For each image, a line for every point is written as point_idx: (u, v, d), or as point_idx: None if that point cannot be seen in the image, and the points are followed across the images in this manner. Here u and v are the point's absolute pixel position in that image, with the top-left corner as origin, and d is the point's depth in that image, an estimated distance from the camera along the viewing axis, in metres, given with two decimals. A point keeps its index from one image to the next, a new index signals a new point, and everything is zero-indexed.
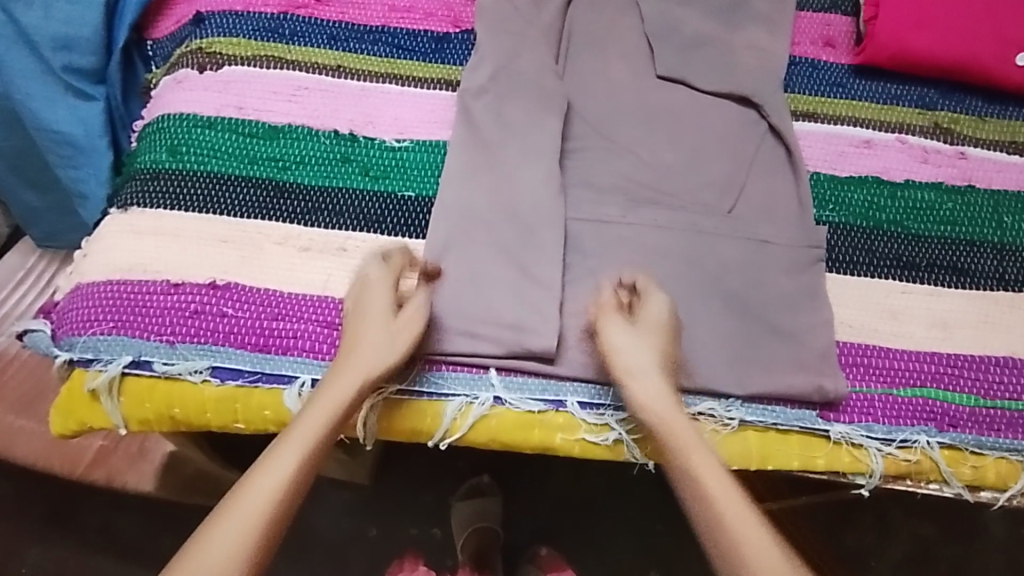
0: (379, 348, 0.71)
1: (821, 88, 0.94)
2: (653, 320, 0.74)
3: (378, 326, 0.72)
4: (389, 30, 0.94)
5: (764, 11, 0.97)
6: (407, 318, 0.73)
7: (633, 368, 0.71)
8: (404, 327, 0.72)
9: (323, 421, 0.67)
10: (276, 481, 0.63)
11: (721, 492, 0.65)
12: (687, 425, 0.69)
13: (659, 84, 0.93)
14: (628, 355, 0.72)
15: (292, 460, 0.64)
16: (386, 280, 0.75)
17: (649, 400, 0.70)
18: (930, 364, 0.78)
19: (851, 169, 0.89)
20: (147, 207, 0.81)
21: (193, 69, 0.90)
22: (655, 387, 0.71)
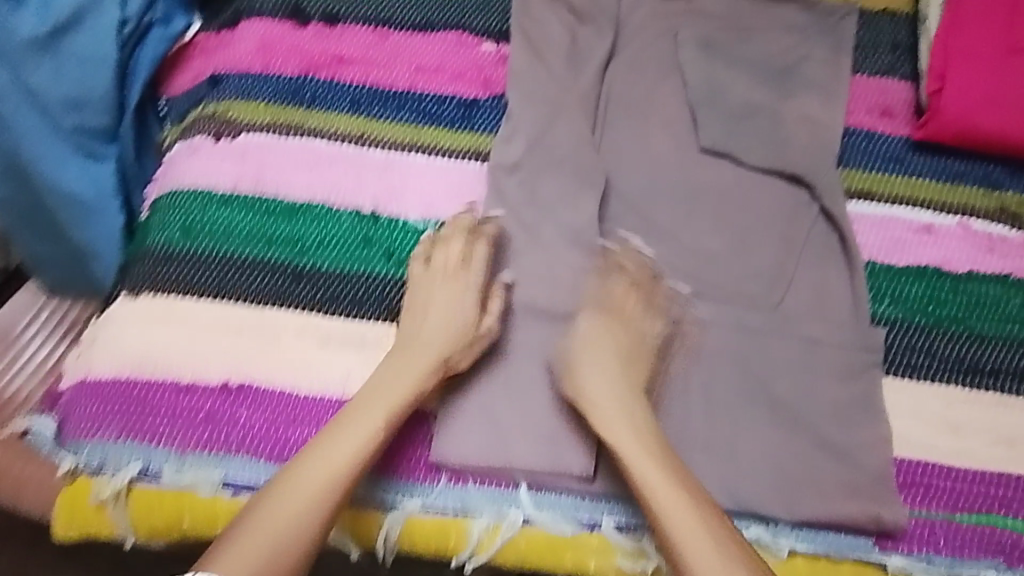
0: (408, 370, 0.71)
1: (879, 163, 0.88)
2: (610, 332, 0.76)
3: (411, 355, 0.72)
4: (415, 93, 0.89)
5: (817, 78, 0.90)
6: (437, 348, 0.72)
7: (586, 389, 0.72)
8: (422, 363, 0.71)
9: (395, 392, 0.69)
10: (304, 495, 0.63)
11: (684, 522, 0.64)
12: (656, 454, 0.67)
13: (703, 157, 0.87)
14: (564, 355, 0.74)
15: (321, 476, 0.64)
16: (445, 298, 0.75)
17: (609, 424, 0.70)
18: (996, 488, 0.72)
19: (909, 259, 0.83)
20: (158, 293, 0.76)
21: (208, 136, 0.85)
22: (612, 414, 0.70)
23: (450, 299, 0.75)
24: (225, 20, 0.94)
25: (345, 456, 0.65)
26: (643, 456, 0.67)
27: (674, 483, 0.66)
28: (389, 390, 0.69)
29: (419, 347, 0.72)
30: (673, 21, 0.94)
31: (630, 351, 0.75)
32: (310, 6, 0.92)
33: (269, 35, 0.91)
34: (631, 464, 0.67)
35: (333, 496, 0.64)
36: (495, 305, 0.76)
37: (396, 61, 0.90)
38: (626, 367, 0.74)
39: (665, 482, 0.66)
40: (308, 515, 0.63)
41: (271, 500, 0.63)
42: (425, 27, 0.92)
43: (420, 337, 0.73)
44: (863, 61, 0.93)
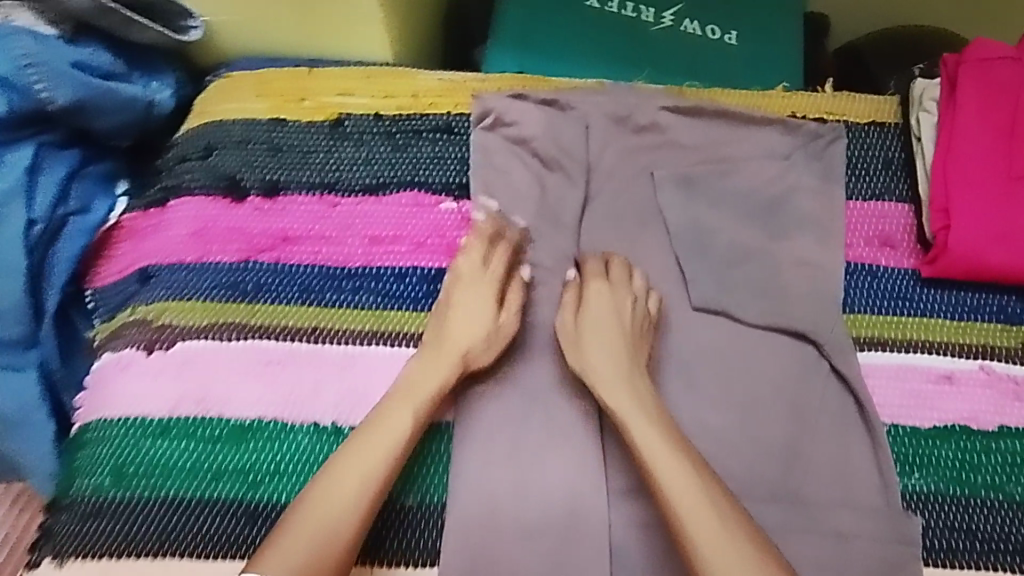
0: (434, 365, 0.71)
1: (885, 302, 0.80)
2: (616, 308, 0.74)
3: (433, 353, 0.72)
4: (372, 270, 0.80)
5: (809, 212, 0.83)
6: (459, 345, 0.72)
7: (595, 363, 0.71)
8: (449, 356, 0.72)
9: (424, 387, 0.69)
10: (336, 502, 0.62)
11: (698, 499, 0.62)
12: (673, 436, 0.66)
13: (696, 316, 0.78)
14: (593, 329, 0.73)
15: (354, 478, 0.63)
16: (470, 295, 0.75)
17: (631, 408, 0.68)
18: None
19: (933, 416, 0.75)
20: (88, 557, 0.66)
21: (139, 348, 0.75)
22: (620, 384, 0.70)
23: (475, 296, 0.75)
24: (153, 198, 0.84)
25: (373, 458, 0.64)
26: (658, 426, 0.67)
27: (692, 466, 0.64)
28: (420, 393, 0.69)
29: (452, 349, 0.72)
30: (645, 158, 0.86)
31: (635, 326, 0.74)
32: (245, 177, 0.83)
33: (202, 215, 0.81)
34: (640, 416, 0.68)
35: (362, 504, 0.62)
36: (512, 302, 0.76)
37: (348, 233, 0.81)
38: (631, 341, 0.73)
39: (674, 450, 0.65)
40: (346, 520, 0.61)
41: (297, 513, 0.61)
42: (376, 189, 0.84)
43: (437, 336, 0.73)
44: (855, 183, 0.86)
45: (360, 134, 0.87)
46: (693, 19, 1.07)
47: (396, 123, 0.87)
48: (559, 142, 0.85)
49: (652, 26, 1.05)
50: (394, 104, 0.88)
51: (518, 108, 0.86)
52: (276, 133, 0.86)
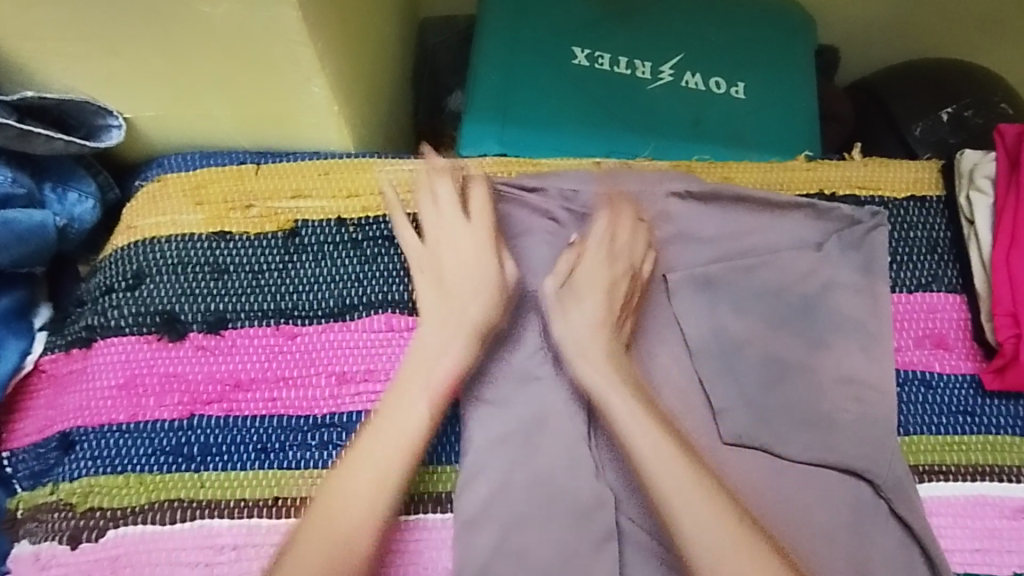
0: (442, 333, 0.67)
1: (945, 418, 0.69)
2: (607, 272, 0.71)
3: (444, 313, 0.68)
4: (342, 419, 0.67)
5: (851, 312, 0.71)
6: (455, 284, 0.69)
7: (584, 323, 0.68)
8: (457, 317, 0.68)
9: (440, 351, 0.66)
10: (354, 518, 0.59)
11: (698, 517, 0.59)
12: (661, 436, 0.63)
13: (730, 455, 0.67)
14: (585, 300, 0.69)
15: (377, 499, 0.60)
16: (465, 248, 0.70)
17: (636, 412, 0.64)
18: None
19: (1011, 562, 0.65)
20: None
21: (62, 540, 0.62)
22: (621, 373, 0.67)
23: (470, 254, 0.70)
24: (73, 337, 0.70)
25: (392, 470, 0.61)
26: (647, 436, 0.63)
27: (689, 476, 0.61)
28: (408, 399, 0.64)
29: (444, 294, 0.69)
30: (658, 257, 0.74)
31: (611, 280, 0.71)
32: (185, 310, 0.70)
33: (135, 360, 0.68)
34: (639, 419, 0.64)
35: (379, 515, 0.59)
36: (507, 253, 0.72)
37: (311, 371, 0.68)
38: (615, 308, 0.70)
39: (668, 458, 0.62)
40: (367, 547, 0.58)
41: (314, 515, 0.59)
42: (343, 313, 0.71)
43: (445, 292, 0.69)
44: (900, 271, 0.74)
45: (320, 245, 0.73)
46: (694, 71, 0.94)
47: (361, 230, 0.74)
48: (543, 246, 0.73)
49: (649, 83, 0.92)
50: (359, 205, 0.75)
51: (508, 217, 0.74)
52: (219, 252, 0.73)
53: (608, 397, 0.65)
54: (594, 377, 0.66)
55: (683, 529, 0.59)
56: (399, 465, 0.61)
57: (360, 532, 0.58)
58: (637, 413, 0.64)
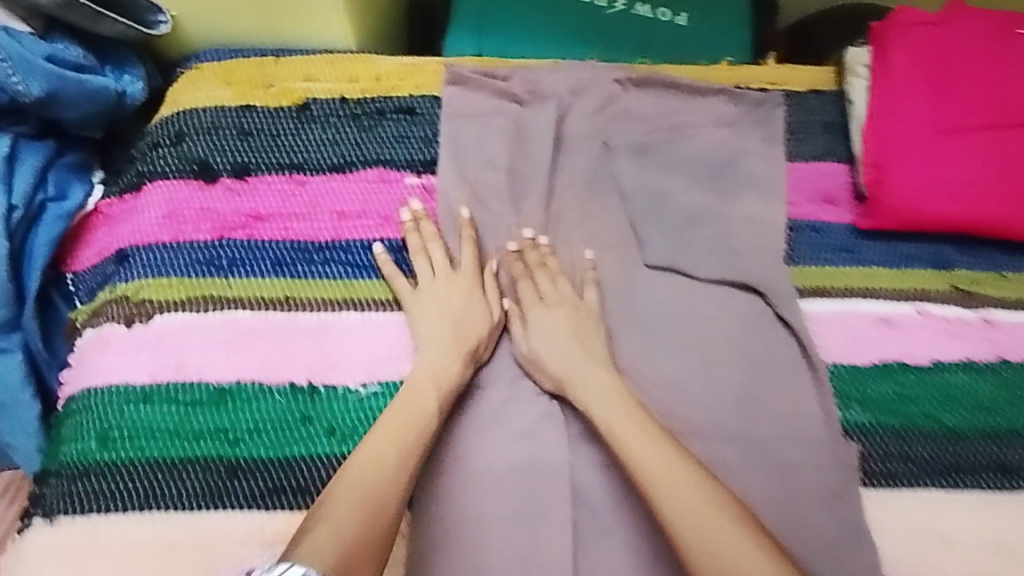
0: (446, 355, 0.75)
1: (828, 255, 0.86)
2: (563, 306, 0.78)
3: (443, 341, 0.75)
4: (341, 244, 0.84)
5: (757, 173, 0.88)
6: (471, 338, 0.77)
7: (543, 354, 0.76)
8: (459, 346, 0.76)
9: (439, 363, 0.74)
10: (371, 482, 0.64)
11: (688, 494, 0.63)
12: (654, 442, 0.67)
13: (652, 275, 0.83)
14: (552, 330, 0.77)
15: (391, 459, 0.66)
16: (455, 296, 0.79)
17: (588, 398, 0.72)
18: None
19: (875, 356, 0.80)
20: (78, 514, 0.70)
21: (120, 323, 0.78)
22: (581, 366, 0.74)
23: (459, 298, 0.79)
24: (126, 184, 0.87)
25: (409, 432, 0.68)
26: (649, 445, 0.67)
27: (689, 479, 0.64)
28: (416, 408, 0.70)
29: (450, 322, 0.77)
30: (602, 129, 0.90)
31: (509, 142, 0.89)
32: (217, 160, 0.87)
33: (176, 200, 0.85)
34: (603, 413, 0.71)
35: (396, 483, 0.65)
36: (492, 291, 0.81)
37: (317, 210, 0.85)
38: (581, 324, 0.78)
39: (666, 472, 0.64)
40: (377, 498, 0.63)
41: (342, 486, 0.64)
42: (343, 167, 0.88)
43: (449, 331, 0.76)
44: (796, 146, 0.92)
45: (327, 117, 0.90)
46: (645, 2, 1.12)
47: (360, 105, 0.91)
48: (536, 277, 0.81)
49: (605, 10, 1.10)
50: (359, 88, 0.92)
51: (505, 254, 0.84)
52: (245, 119, 0.89)
53: (604, 417, 0.70)
54: (599, 413, 0.71)
55: (674, 514, 0.62)
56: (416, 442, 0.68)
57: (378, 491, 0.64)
58: (585, 397, 0.72)
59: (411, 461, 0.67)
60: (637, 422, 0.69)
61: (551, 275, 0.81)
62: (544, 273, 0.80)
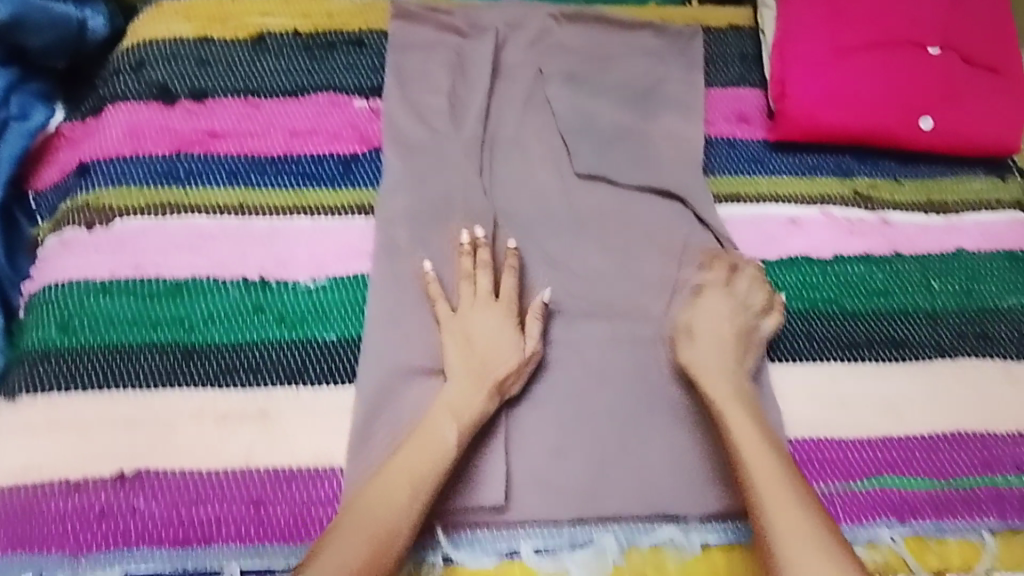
0: (472, 395, 0.72)
1: (742, 166, 0.94)
2: (728, 310, 0.80)
3: (470, 377, 0.73)
4: (292, 157, 0.89)
5: (677, 95, 0.96)
6: (495, 370, 0.74)
7: (701, 360, 0.77)
8: (484, 382, 0.73)
9: (465, 404, 0.72)
10: (387, 512, 0.65)
11: (787, 525, 0.65)
12: (756, 440, 0.70)
13: (582, 183, 0.90)
14: (717, 338, 0.78)
15: (405, 491, 0.67)
16: (488, 325, 0.76)
17: (726, 410, 0.73)
18: (924, 447, 0.78)
19: (782, 251, 0.88)
20: (38, 393, 0.73)
21: (81, 227, 0.82)
22: (724, 380, 0.75)
23: (494, 329, 0.76)
24: (89, 109, 0.93)
25: (419, 463, 0.68)
26: (759, 454, 0.69)
27: (796, 506, 0.66)
28: (434, 442, 0.69)
29: (477, 356, 0.75)
30: (537, 57, 0.98)
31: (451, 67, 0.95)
32: (176, 86, 0.93)
33: (137, 120, 0.90)
34: (720, 409, 0.73)
35: (407, 516, 0.66)
36: (533, 329, 0.78)
37: (271, 129, 0.91)
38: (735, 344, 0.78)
39: (774, 482, 0.67)
40: (389, 524, 0.65)
41: (353, 515, 0.65)
42: (295, 92, 0.94)
43: (478, 364, 0.74)
44: (713, 75, 1.00)
45: (280, 48, 0.97)
46: None
47: (312, 38, 0.98)
48: (720, 292, 0.81)
49: None
50: (311, 23, 0.99)
51: (504, 235, 0.86)
52: (203, 50, 0.96)
53: (736, 434, 0.71)
54: (726, 408, 0.73)
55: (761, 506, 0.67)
56: (428, 470, 0.68)
57: (389, 520, 0.65)
58: (726, 409, 0.73)
59: (420, 485, 0.67)
60: (752, 420, 0.72)
61: (730, 268, 0.83)
62: (719, 286, 0.82)
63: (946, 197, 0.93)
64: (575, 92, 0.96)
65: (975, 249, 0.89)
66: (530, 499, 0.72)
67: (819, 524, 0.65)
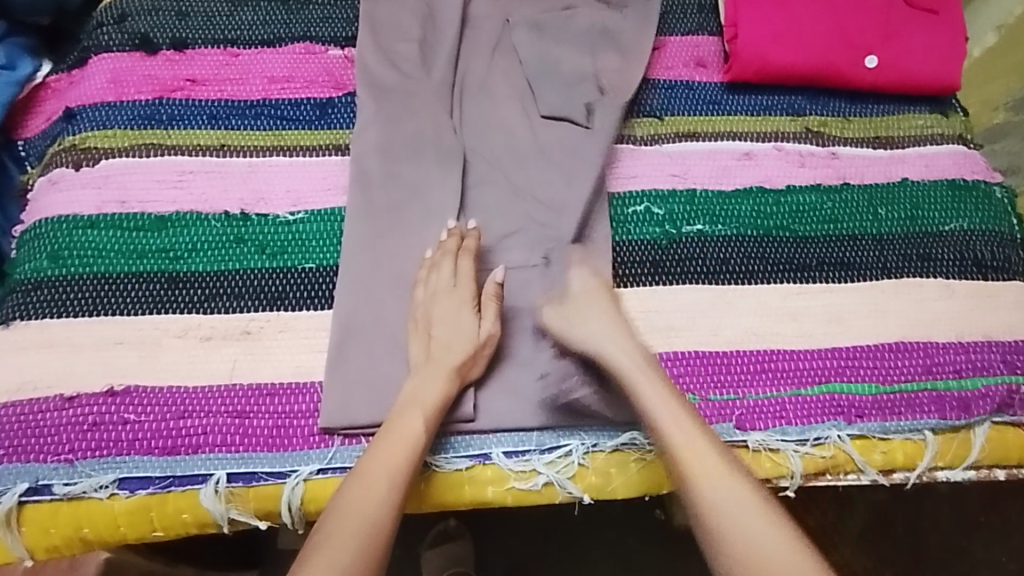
0: (431, 382, 0.73)
1: (699, 107, 0.99)
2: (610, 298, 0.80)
3: (429, 366, 0.74)
4: (271, 102, 0.93)
5: (637, 40, 1.01)
6: (450, 354, 0.75)
7: (587, 336, 0.76)
8: (442, 366, 0.74)
9: (424, 393, 0.72)
10: (366, 504, 0.65)
11: (716, 492, 0.65)
12: (676, 415, 0.70)
13: (547, 123, 0.95)
14: (592, 322, 0.76)
15: (383, 482, 0.66)
16: (447, 309, 0.77)
17: (633, 382, 0.73)
18: (868, 355, 0.82)
19: (737, 182, 0.93)
20: (31, 319, 0.77)
21: (68, 167, 0.86)
22: (617, 353, 0.74)
23: (456, 313, 0.77)
24: (73, 60, 0.95)
25: (397, 455, 0.68)
26: (677, 427, 0.69)
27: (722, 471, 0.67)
28: (403, 428, 0.70)
29: (433, 341, 0.76)
30: (504, 8, 1.03)
31: (422, 16, 1.00)
32: (156, 36, 0.96)
33: (120, 68, 0.94)
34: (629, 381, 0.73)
35: (391, 506, 0.65)
36: (489, 311, 0.78)
37: (249, 75, 0.95)
38: (616, 315, 0.78)
39: (693, 449, 0.68)
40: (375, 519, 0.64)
41: (334, 516, 0.64)
42: (272, 41, 0.98)
43: (439, 350, 0.75)
44: (671, 24, 1.05)
45: (257, 1, 1.01)
46: None
47: None
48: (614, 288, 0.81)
49: None
50: None
51: (474, 171, 0.91)
52: (181, 3, 0.99)
53: (653, 402, 0.71)
54: (665, 419, 0.70)
55: (719, 516, 0.64)
56: (404, 458, 0.68)
57: (372, 514, 0.64)
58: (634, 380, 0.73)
59: (396, 476, 0.67)
60: (688, 415, 0.71)
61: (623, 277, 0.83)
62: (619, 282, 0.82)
63: (891, 131, 0.99)
64: (540, 39, 1.00)
65: (918, 179, 0.95)
66: (498, 407, 0.77)
67: (747, 486, 0.66)
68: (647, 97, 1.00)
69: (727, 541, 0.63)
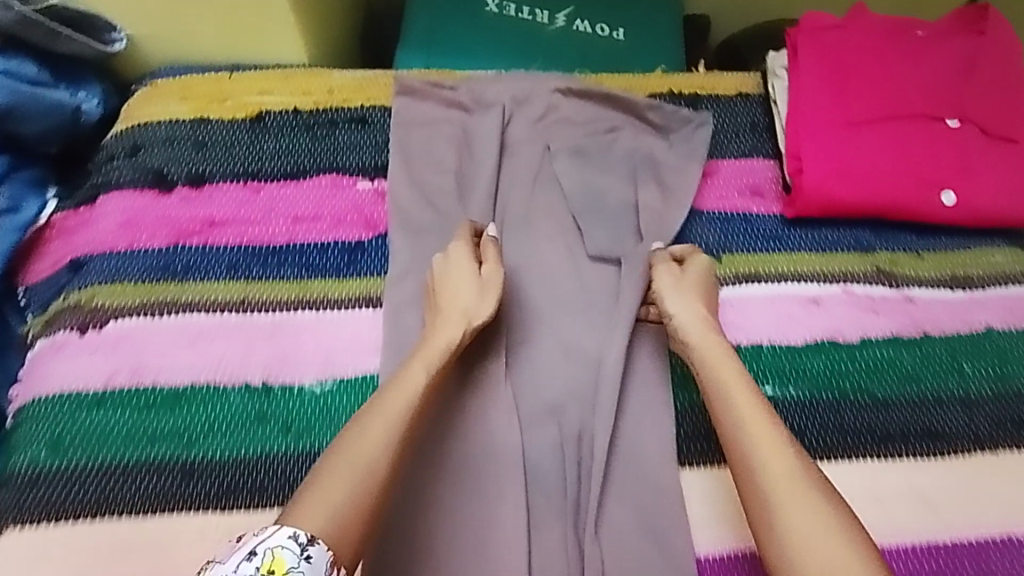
0: (433, 328, 0.75)
1: (760, 243, 0.91)
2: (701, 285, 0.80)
3: (435, 320, 0.76)
4: (296, 246, 0.85)
5: (688, 170, 0.94)
6: (453, 303, 0.76)
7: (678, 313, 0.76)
8: (446, 317, 0.75)
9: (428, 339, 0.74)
10: (366, 446, 0.62)
11: (776, 453, 0.63)
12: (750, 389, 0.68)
13: (595, 266, 0.87)
14: (686, 302, 0.77)
15: (383, 424, 0.64)
16: (447, 266, 0.79)
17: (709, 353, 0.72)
18: (972, 556, 0.72)
19: (805, 334, 0.85)
20: (27, 524, 0.68)
21: (73, 330, 0.78)
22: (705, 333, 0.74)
23: (456, 271, 0.79)
24: (82, 197, 0.88)
25: (399, 405, 0.66)
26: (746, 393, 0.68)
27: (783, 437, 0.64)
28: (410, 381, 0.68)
29: (438, 291, 0.78)
30: (543, 134, 0.95)
31: (457, 146, 0.93)
32: (172, 171, 0.89)
33: (133, 208, 0.86)
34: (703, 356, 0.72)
35: (389, 451, 0.62)
36: (490, 253, 0.81)
37: (272, 214, 0.87)
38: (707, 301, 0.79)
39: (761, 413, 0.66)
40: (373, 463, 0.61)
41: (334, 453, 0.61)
42: (296, 174, 0.90)
43: (444, 309, 0.76)
44: (722, 146, 0.98)
45: (280, 127, 0.94)
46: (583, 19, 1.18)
47: (313, 116, 0.95)
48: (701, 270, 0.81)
49: (546, 27, 1.17)
50: (311, 100, 0.96)
51: (517, 323, 0.83)
52: (199, 131, 0.92)
53: (728, 375, 0.70)
54: (745, 411, 0.66)
55: (773, 482, 0.61)
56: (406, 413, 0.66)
57: (371, 456, 0.61)
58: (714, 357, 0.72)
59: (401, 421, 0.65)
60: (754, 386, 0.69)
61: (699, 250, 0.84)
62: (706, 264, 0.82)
63: (969, 270, 0.91)
64: (584, 168, 0.93)
65: (1002, 327, 0.86)
66: None
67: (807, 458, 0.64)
68: (701, 233, 0.91)
69: (779, 502, 0.60)
